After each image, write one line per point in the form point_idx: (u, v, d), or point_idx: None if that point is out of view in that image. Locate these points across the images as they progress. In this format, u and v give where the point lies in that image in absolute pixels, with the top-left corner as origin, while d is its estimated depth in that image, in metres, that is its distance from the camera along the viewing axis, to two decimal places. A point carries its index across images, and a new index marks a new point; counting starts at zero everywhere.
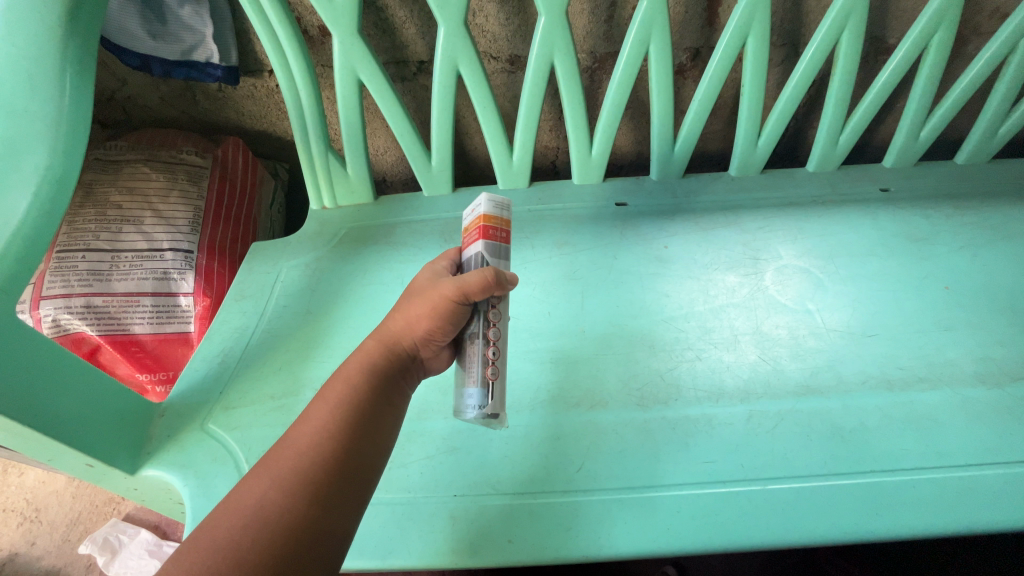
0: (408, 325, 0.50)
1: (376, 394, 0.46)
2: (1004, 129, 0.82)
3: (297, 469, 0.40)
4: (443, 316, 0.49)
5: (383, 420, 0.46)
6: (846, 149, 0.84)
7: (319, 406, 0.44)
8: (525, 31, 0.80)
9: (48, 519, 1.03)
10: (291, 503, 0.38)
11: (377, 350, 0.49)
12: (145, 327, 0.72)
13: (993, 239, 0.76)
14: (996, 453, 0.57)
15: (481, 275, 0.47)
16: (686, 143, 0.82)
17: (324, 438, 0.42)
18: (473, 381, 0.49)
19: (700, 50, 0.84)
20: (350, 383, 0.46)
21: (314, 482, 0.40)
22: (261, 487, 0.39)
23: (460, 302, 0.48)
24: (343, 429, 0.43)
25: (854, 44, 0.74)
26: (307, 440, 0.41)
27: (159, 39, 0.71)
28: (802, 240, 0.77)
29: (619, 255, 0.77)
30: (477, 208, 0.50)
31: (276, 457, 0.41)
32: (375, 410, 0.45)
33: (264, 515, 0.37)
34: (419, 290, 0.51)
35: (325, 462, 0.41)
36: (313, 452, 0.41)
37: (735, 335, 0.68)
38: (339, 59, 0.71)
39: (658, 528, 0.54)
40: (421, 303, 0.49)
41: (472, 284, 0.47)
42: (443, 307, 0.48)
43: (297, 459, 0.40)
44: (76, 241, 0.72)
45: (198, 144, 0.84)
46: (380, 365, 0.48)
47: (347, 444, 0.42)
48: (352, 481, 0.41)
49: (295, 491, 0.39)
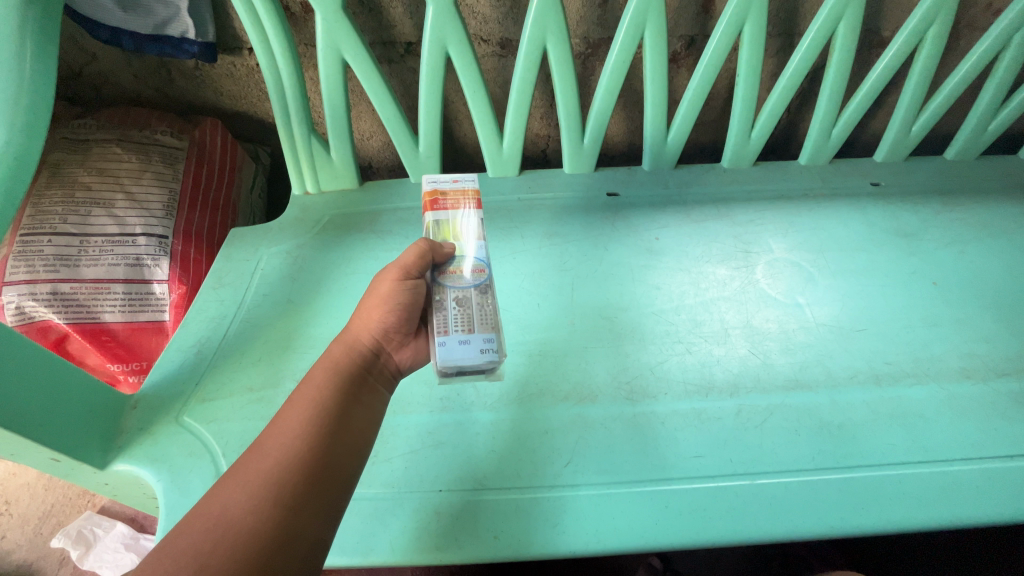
0: (366, 321, 0.48)
1: (349, 396, 0.45)
2: (995, 124, 0.82)
3: (267, 473, 0.38)
4: (395, 301, 0.48)
5: (359, 425, 0.44)
6: (838, 143, 0.83)
7: (290, 409, 0.43)
8: (517, 13, 0.78)
9: (18, 513, 0.99)
10: (259, 510, 0.37)
11: (342, 350, 0.47)
12: (116, 315, 0.69)
13: (979, 235, 0.77)
14: (980, 448, 0.57)
15: (416, 246, 0.49)
16: (680, 133, 0.80)
17: (296, 442, 0.40)
18: (489, 327, 0.47)
19: (695, 38, 0.83)
20: (320, 385, 0.44)
21: (284, 485, 0.38)
22: (230, 489, 0.38)
23: (405, 280, 0.49)
24: (314, 432, 0.41)
25: (851, 35, 0.73)
26: (276, 445, 0.40)
27: (130, 11, 0.67)
28: (793, 233, 0.77)
29: (609, 246, 0.76)
30: (473, 182, 0.57)
31: (244, 462, 0.40)
32: (349, 414, 0.44)
33: (230, 524, 0.36)
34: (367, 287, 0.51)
35: (296, 466, 0.39)
36: (284, 454, 0.40)
37: (725, 328, 0.67)
38: (322, 37, 0.68)
39: (645, 524, 0.53)
40: (369, 291, 0.49)
41: (409, 259, 0.48)
42: (392, 287, 0.48)
43: (266, 463, 0.39)
44: (40, 224, 0.68)
45: (173, 124, 0.81)
46: (350, 365, 0.46)
47: (320, 449, 0.41)
48: (326, 487, 0.40)
49: (263, 496, 0.37)
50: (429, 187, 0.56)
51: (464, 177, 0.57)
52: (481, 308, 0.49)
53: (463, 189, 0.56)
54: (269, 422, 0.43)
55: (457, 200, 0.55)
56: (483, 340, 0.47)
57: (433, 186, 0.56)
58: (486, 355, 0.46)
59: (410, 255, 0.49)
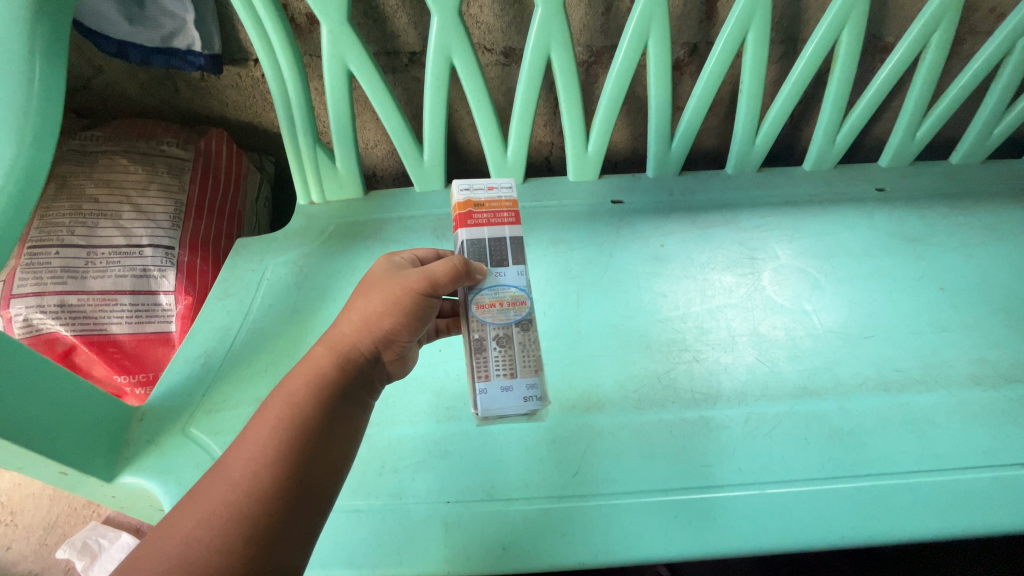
0: (368, 324, 0.46)
1: (324, 411, 0.43)
2: (999, 129, 0.82)
3: (229, 501, 0.37)
4: (406, 311, 0.46)
5: (333, 443, 0.42)
6: (842, 148, 0.83)
7: (259, 429, 0.41)
8: (520, 23, 0.78)
9: (23, 523, 0.99)
10: (224, 545, 0.36)
11: (326, 357, 0.45)
12: (123, 326, 0.69)
13: (986, 239, 0.76)
14: (992, 455, 0.57)
15: (450, 262, 0.45)
16: (684, 140, 0.80)
17: (261, 466, 0.39)
18: (531, 372, 0.49)
19: (698, 45, 0.83)
20: (293, 399, 0.42)
21: (246, 515, 0.37)
22: (192, 517, 0.37)
23: (427, 292, 0.45)
24: (285, 456, 0.40)
25: (855, 42, 0.73)
26: (243, 471, 0.39)
27: (137, 24, 0.68)
28: (799, 239, 0.77)
29: (615, 254, 0.76)
30: (512, 192, 0.52)
31: (210, 488, 0.38)
32: (323, 430, 0.42)
33: (194, 559, 0.35)
34: (377, 283, 0.47)
35: (259, 494, 0.38)
36: (250, 483, 0.38)
37: (732, 336, 0.67)
38: (327, 48, 0.68)
39: (655, 534, 0.53)
40: (381, 297, 0.46)
41: (439, 274, 0.45)
42: (410, 302, 0.45)
43: (232, 492, 0.38)
44: (48, 236, 0.68)
45: (179, 135, 0.81)
46: (330, 375, 0.44)
47: (291, 474, 0.39)
48: (300, 511, 0.39)
49: (226, 528, 0.36)
50: (462, 197, 0.51)
51: (498, 185, 0.53)
52: (523, 349, 0.49)
53: (500, 199, 0.52)
54: (235, 439, 0.41)
55: (495, 215, 0.51)
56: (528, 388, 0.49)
57: (467, 195, 0.51)
58: (528, 403, 0.49)
59: (441, 271, 0.45)
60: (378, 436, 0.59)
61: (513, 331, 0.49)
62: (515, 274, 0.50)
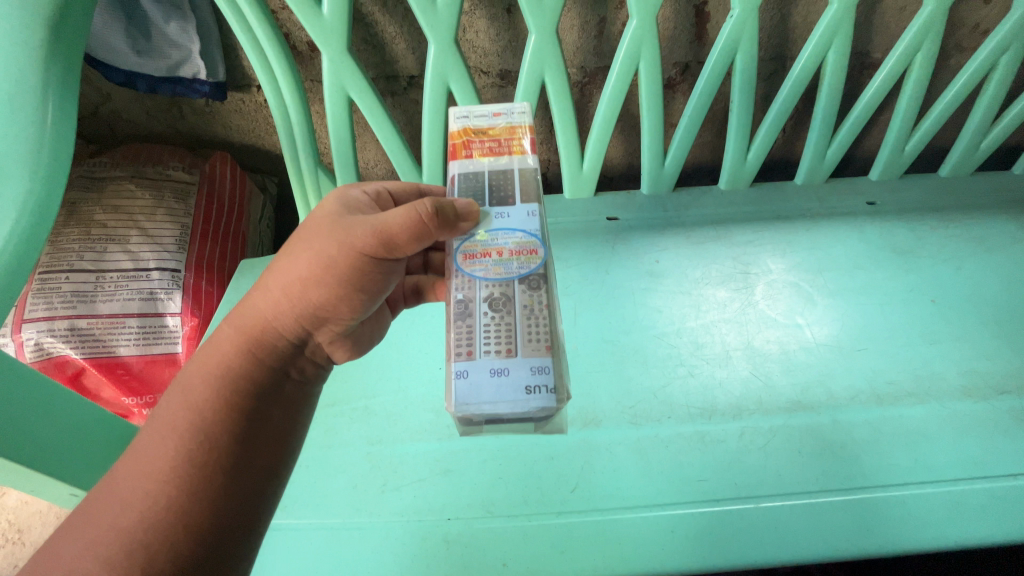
0: (314, 282, 0.44)
1: (236, 397, 0.42)
2: (987, 142, 0.84)
3: (131, 502, 0.37)
4: (354, 268, 0.44)
5: (250, 428, 0.42)
6: (833, 163, 0.85)
7: (186, 398, 0.41)
8: (515, 46, 0.80)
9: (31, 542, 1.00)
10: (157, 507, 0.37)
11: (239, 335, 0.44)
12: (130, 349, 0.70)
13: (976, 251, 0.78)
14: (983, 467, 0.58)
15: (406, 212, 0.42)
16: (677, 157, 0.82)
17: (164, 464, 0.38)
18: (533, 353, 0.43)
19: (689, 64, 0.85)
20: (194, 392, 0.42)
21: (174, 483, 0.38)
22: (90, 523, 0.36)
23: (378, 246, 0.43)
24: (216, 419, 0.41)
25: (840, 61, 0.75)
26: (171, 439, 0.39)
27: (145, 56, 0.70)
28: (791, 253, 0.78)
29: (610, 270, 0.77)
30: (516, 117, 0.52)
31: (139, 459, 0.39)
32: (238, 416, 0.42)
33: (127, 523, 0.36)
34: (323, 234, 0.45)
35: (162, 491, 0.37)
36: (179, 448, 0.39)
37: (726, 350, 0.68)
38: (327, 76, 0.70)
39: (652, 548, 0.54)
40: (312, 260, 0.44)
41: (392, 226, 0.42)
42: (348, 264, 0.44)
43: (162, 458, 0.39)
44: (59, 262, 0.70)
45: (184, 159, 0.83)
46: (241, 359, 0.44)
47: (223, 435, 0.40)
48: (238, 470, 0.40)
49: (159, 492, 0.37)
50: (460, 125, 0.52)
51: (503, 110, 0.53)
52: (522, 320, 0.44)
53: (505, 125, 0.52)
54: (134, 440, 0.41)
55: (496, 143, 0.51)
56: (526, 373, 0.43)
57: (465, 123, 0.52)
58: (526, 393, 0.42)
59: (394, 223, 0.43)
60: (380, 454, 0.61)
61: (514, 289, 0.46)
62: (520, 215, 0.48)
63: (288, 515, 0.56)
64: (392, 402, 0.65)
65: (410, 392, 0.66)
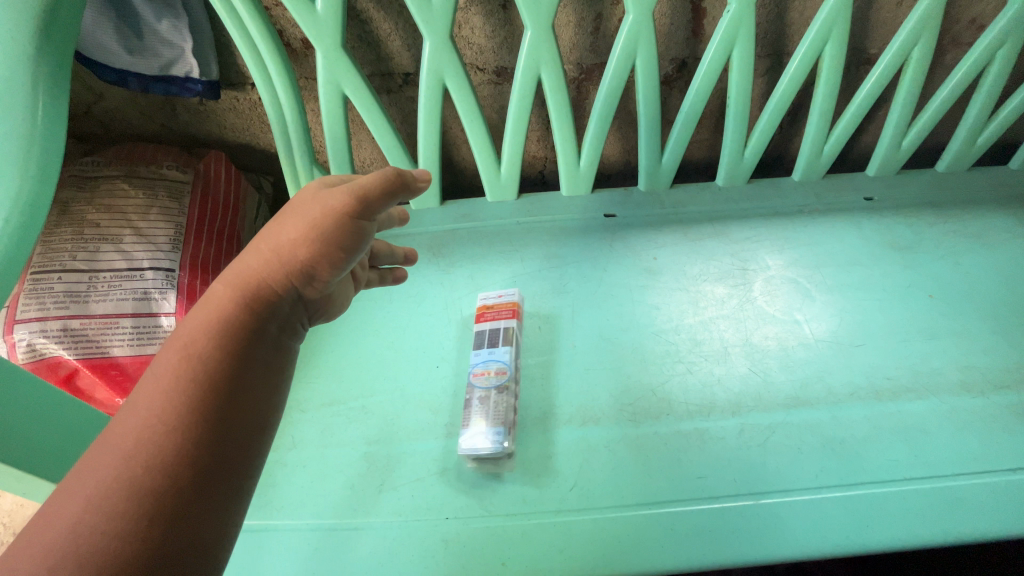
0: (294, 241, 0.41)
1: (235, 350, 0.38)
2: (983, 137, 0.83)
3: (128, 458, 0.33)
4: (332, 223, 0.41)
5: (249, 384, 0.38)
6: (830, 159, 0.84)
7: (180, 347, 0.37)
8: (511, 43, 0.80)
9: None
10: (158, 459, 0.33)
11: (230, 291, 0.40)
12: (124, 349, 0.70)
13: (973, 247, 0.78)
14: (982, 462, 0.57)
15: (381, 174, 0.43)
16: (674, 153, 0.82)
17: (162, 418, 0.34)
18: None
19: (686, 60, 0.84)
20: (189, 344, 0.37)
21: (173, 434, 0.34)
22: (81, 487, 0.32)
23: (357, 204, 0.41)
24: (213, 369, 0.37)
25: (838, 56, 0.74)
26: (165, 390, 0.35)
27: (136, 54, 0.69)
28: (789, 249, 0.78)
29: (608, 268, 0.77)
30: None
31: (132, 411, 0.35)
32: (236, 370, 0.37)
33: (125, 476, 0.32)
34: (305, 203, 0.43)
35: (164, 449, 0.33)
36: (176, 398, 0.35)
37: (725, 347, 0.68)
38: (322, 73, 0.70)
39: (652, 544, 0.54)
40: (311, 217, 0.41)
41: (370, 185, 0.42)
42: (330, 220, 0.41)
43: (158, 409, 0.35)
44: (51, 262, 0.69)
45: (178, 158, 0.82)
46: (236, 310, 0.39)
47: (222, 384, 0.37)
48: (240, 420, 0.37)
49: (156, 444, 0.34)
50: None
51: None
52: None
53: None
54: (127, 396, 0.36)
55: None
56: None
57: None
58: None
59: (372, 183, 0.42)
60: (377, 454, 0.60)
61: None
62: None
63: (284, 516, 0.56)
64: (388, 402, 0.64)
65: (407, 390, 0.65)
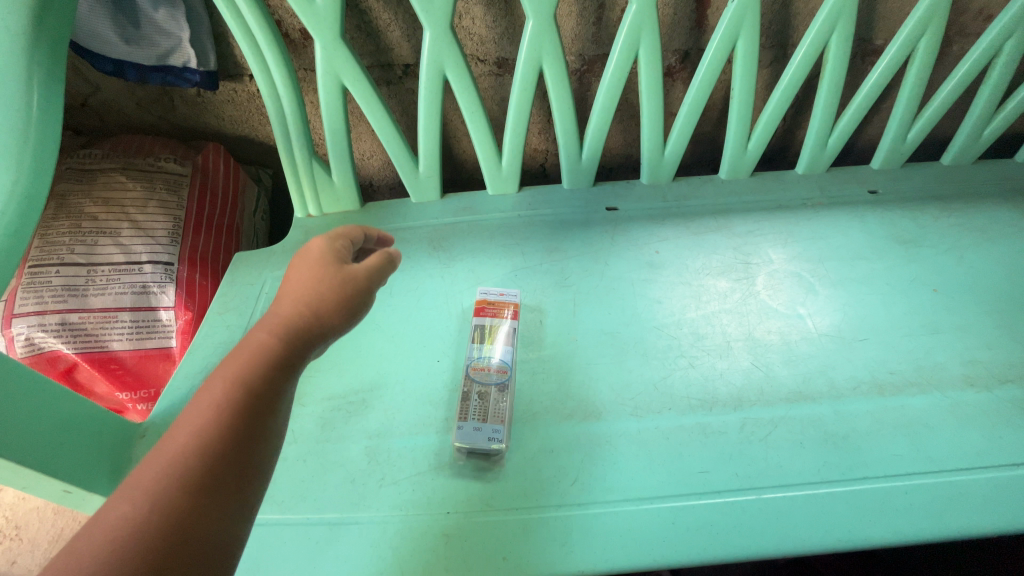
0: (316, 304, 0.44)
1: (283, 382, 0.40)
2: (989, 129, 0.83)
3: (190, 475, 0.33)
4: (349, 296, 0.46)
5: (285, 405, 0.39)
6: (834, 152, 0.84)
7: (231, 371, 0.38)
8: (512, 33, 0.79)
9: (28, 537, 1.00)
10: (218, 479, 0.33)
11: (265, 332, 0.41)
12: (124, 343, 0.70)
13: (977, 240, 0.77)
14: (985, 457, 0.57)
15: (382, 259, 0.51)
16: (676, 146, 0.81)
17: (224, 437, 0.35)
18: None
19: (689, 52, 0.83)
20: (226, 368, 0.38)
21: (234, 455, 0.35)
22: (135, 503, 0.31)
23: (366, 284, 0.48)
24: (266, 397, 0.38)
25: (844, 47, 0.73)
26: (223, 411, 0.36)
27: (133, 44, 0.68)
28: (792, 243, 0.77)
29: (610, 261, 0.76)
30: None
31: (187, 430, 0.35)
32: (283, 402, 0.39)
33: (186, 494, 0.32)
34: (317, 269, 0.46)
35: (225, 468, 0.34)
36: (235, 420, 0.36)
37: (728, 341, 0.68)
38: (321, 64, 0.69)
39: (654, 539, 0.54)
40: (334, 275, 0.46)
41: (376, 269, 0.49)
42: (349, 294, 0.46)
43: (219, 428, 0.35)
44: (48, 255, 0.69)
45: (176, 151, 0.82)
46: (282, 345, 0.41)
47: (273, 412, 0.38)
48: (279, 448, 0.38)
49: (216, 463, 0.34)
50: None
51: None
52: None
53: None
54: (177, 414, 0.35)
55: None
56: None
57: None
58: None
59: (377, 268, 0.50)
60: (377, 449, 0.60)
61: None
62: None
63: (284, 509, 0.56)
64: (388, 396, 0.64)
65: (407, 384, 0.65)
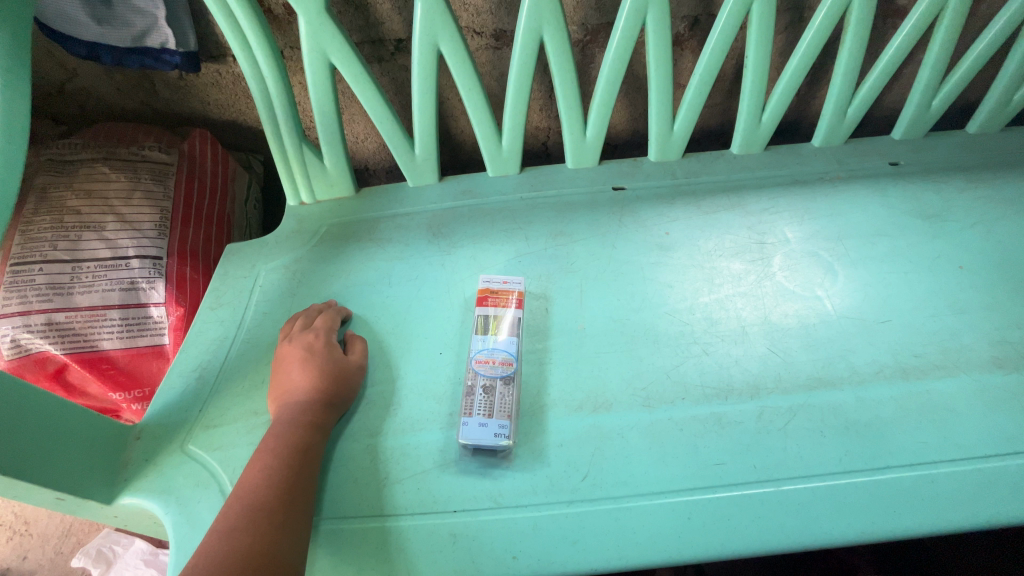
0: (309, 391, 0.57)
1: (298, 455, 0.52)
2: (1020, 94, 0.78)
3: (238, 536, 0.43)
4: (335, 383, 0.58)
5: (305, 473, 0.51)
6: (853, 123, 0.79)
7: (260, 457, 0.51)
8: (510, 2, 0.74)
9: (39, 532, 1.00)
10: (262, 533, 0.44)
11: (279, 425, 0.54)
12: (114, 342, 0.67)
13: (1006, 213, 0.73)
14: (1015, 443, 0.55)
15: (359, 348, 0.63)
16: (686, 121, 0.76)
17: (262, 505, 0.46)
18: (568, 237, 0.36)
19: (699, 18, 0.78)
20: (271, 453, 0.51)
21: (269, 514, 0.46)
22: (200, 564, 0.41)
23: (344, 371, 0.60)
24: (290, 466, 0.50)
25: (867, 7, 0.68)
26: (260, 485, 0.48)
27: (106, 24, 0.64)
28: (809, 220, 0.73)
29: (618, 244, 0.73)
30: None
31: (233, 509, 0.46)
32: (304, 468, 0.51)
33: (238, 549, 0.42)
34: (304, 363, 0.59)
35: (263, 524, 0.45)
36: (271, 486, 0.48)
37: (742, 326, 0.65)
38: (306, 41, 0.65)
39: (668, 535, 0.52)
40: (326, 369, 0.58)
41: (353, 359, 0.62)
42: (333, 382, 0.58)
43: (257, 499, 0.47)
44: (30, 252, 0.66)
45: (160, 138, 0.78)
46: (295, 427, 0.54)
47: (296, 476, 0.50)
48: (301, 502, 0.49)
49: (257, 523, 0.45)
50: None
51: None
52: None
53: None
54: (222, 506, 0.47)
55: None
56: None
57: None
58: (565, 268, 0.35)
59: (353, 357, 0.62)
60: (381, 446, 0.58)
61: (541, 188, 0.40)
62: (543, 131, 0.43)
63: None
64: (390, 391, 0.62)
65: (409, 378, 0.63)
